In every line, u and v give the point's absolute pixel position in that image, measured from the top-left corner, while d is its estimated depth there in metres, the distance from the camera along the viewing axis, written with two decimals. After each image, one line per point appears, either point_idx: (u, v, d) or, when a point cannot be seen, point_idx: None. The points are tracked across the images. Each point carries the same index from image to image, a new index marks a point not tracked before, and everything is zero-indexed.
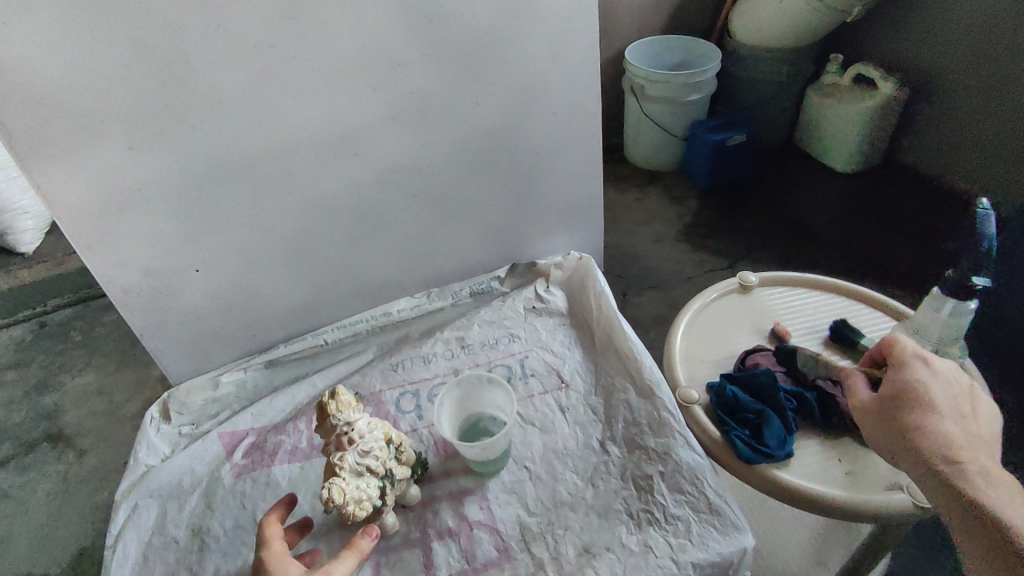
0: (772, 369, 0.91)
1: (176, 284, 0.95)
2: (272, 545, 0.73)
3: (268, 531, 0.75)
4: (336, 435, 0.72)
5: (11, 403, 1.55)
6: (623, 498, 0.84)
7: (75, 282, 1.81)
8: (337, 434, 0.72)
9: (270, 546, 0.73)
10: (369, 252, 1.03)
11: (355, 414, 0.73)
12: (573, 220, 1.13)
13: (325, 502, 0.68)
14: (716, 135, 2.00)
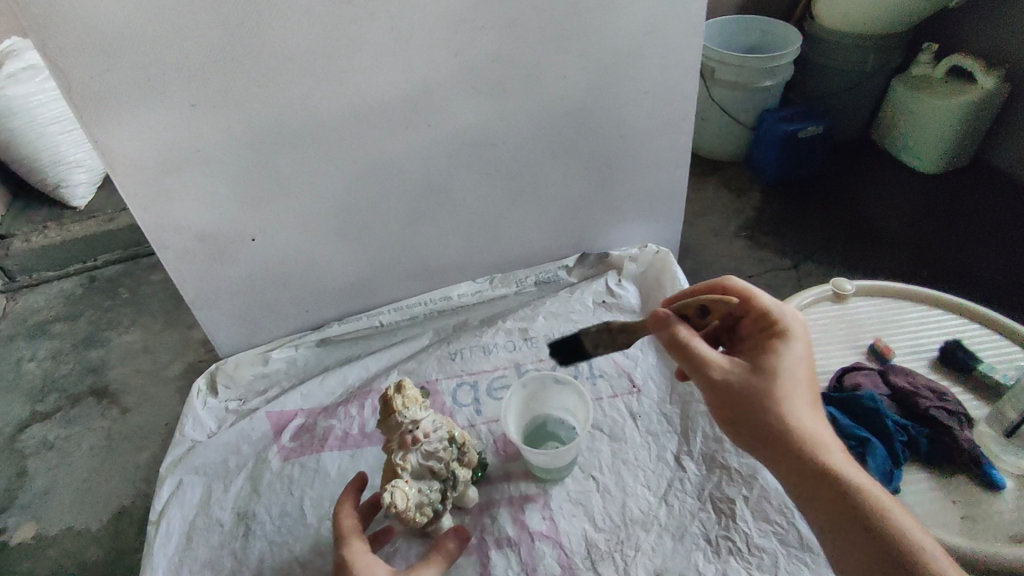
0: (875, 392, 0.81)
1: (231, 253, 0.90)
2: (353, 542, 0.68)
3: (345, 524, 0.70)
4: (399, 433, 0.69)
5: (59, 355, 1.55)
6: (700, 520, 0.77)
7: (126, 239, 1.76)
8: (401, 431, 0.69)
9: (352, 543, 0.68)
10: (432, 231, 0.96)
11: (420, 411, 0.70)
12: (651, 210, 1.04)
13: (387, 505, 0.63)
14: (789, 124, 1.80)
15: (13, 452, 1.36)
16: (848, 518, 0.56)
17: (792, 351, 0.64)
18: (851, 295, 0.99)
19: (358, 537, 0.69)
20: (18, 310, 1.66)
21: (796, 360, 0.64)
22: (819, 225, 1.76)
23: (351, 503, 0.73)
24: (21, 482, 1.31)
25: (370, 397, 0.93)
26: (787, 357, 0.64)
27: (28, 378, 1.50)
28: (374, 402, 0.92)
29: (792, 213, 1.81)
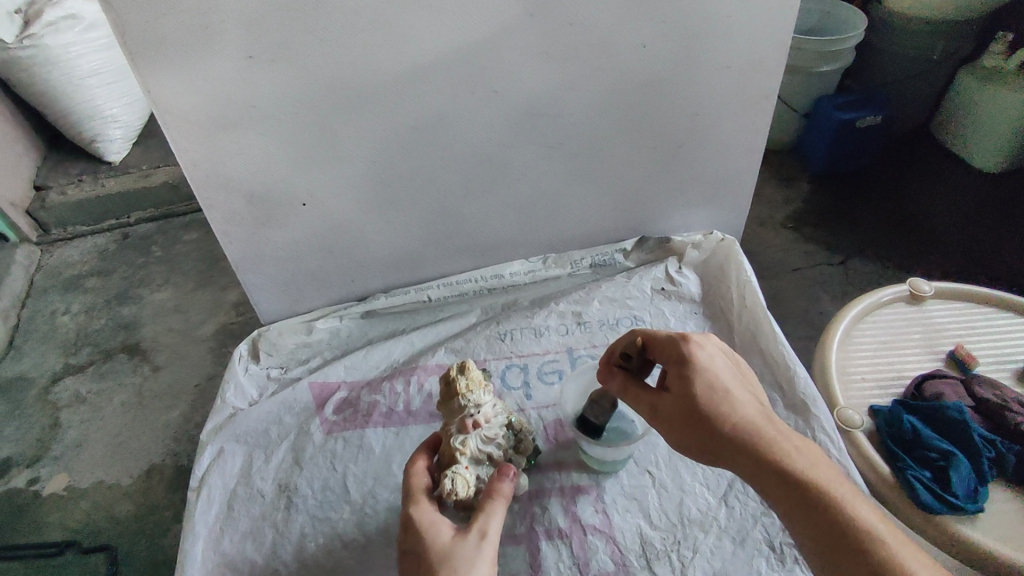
0: (962, 403, 0.77)
1: (279, 217, 0.87)
2: (420, 498, 0.62)
3: (415, 481, 0.64)
4: (461, 416, 0.66)
5: (92, 310, 1.54)
6: (762, 525, 0.73)
7: (162, 197, 1.74)
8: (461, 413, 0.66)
9: (417, 500, 0.62)
10: (486, 205, 0.92)
11: (484, 394, 0.67)
12: (718, 195, 0.99)
13: (448, 493, 0.61)
14: (844, 113, 1.58)
15: (47, 403, 1.36)
16: (833, 549, 0.51)
17: (711, 363, 0.60)
18: (928, 296, 0.93)
19: (426, 495, 0.63)
20: (53, 262, 1.66)
21: (712, 374, 0.59)
22: (867, 219, 1.58)
23: (421, 459, 0.66)
24: (54, 433, 1.31)
25: (415, 373, 0.90)
26: (710, 372, 0.59)
27: (62, 331, 1.50)
28: (420, 379, 0.89)
29: (841, 209, 1.62)
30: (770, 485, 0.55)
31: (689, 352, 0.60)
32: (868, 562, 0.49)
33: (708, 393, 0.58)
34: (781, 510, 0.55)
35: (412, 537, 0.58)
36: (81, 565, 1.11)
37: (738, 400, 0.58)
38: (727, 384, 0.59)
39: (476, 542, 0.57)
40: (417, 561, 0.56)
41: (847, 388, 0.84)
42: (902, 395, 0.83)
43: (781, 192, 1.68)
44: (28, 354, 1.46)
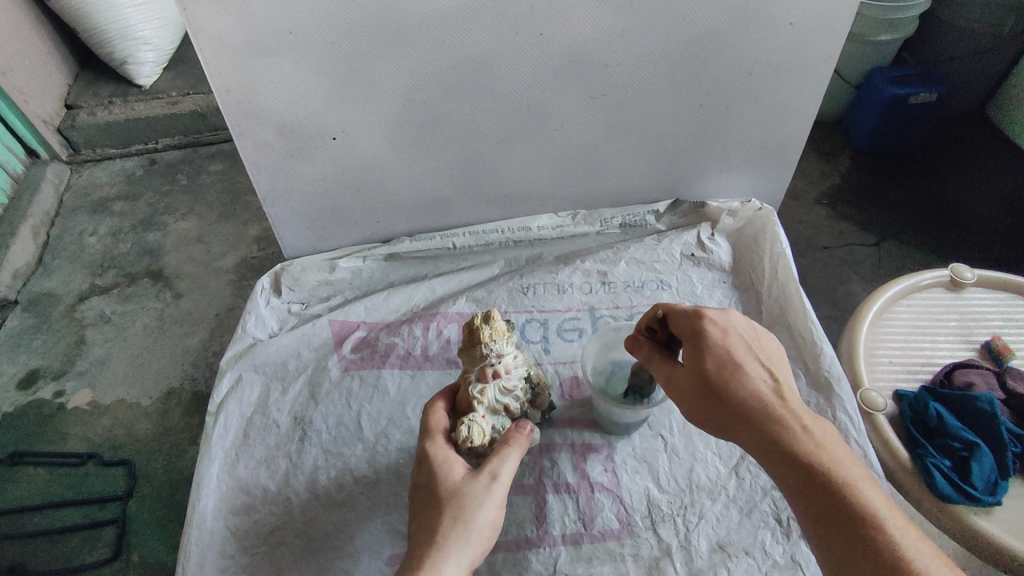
0: (992, 394, 0.75)
1: (310, 151, 0.85)
2: (437, 436, 0.62)
3: (433, 419, 0.64)
4: (482, 364, 0.65)
5: (118, 233, 1.56)
6: (771, 499, 0.72)
7: (189, 126, 1.72)
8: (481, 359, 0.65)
9: (435, 438, 0.62)
10: (520, 154, 0.89)
11: (506, 345, 0.66)
12: (759, 162, 0.95)
13: (463, 438, 0.61)
14: (899, 88, 1.48)
15: (73, 320, 1.39)
16: (833, 532, 0.48)
17: (726, 339, 0.58)
18: (970, 284, 0.90)
19: (443, 434, 0.63)
20: (82, 183, 1.67)
21: (727, 349, 0.57)
22: (906, 201, 1.52)
23: (441, 400, 0.66)
24: (79, 350, 1.34)
25: (435, 319, 0.89)
26: (725, 347, 0.57)
27: (89, 251, 1.52)
28: (439, 325, 0.89)
29: (880, 188, 1.55)
30: (776, 462, 0.52)
31: (704, 325, 0.58)
32: (867, 548, 0.46)
33: (721, 365, 0.56)
34: (786, 490, 0.52)
35: (425, 471, 0.59)
36: (101, 477, 1.16)
37: (751, 374, 0.55)
38: (742, 358, 0.56)
39: (485, 483, 0.57)
40: (427, 493, 0.57)
41: (873, 370, 0.83)
42: (929, 381, 0.82)
43: (820, 164, 1.62)
44: (56, 272, 1.48)
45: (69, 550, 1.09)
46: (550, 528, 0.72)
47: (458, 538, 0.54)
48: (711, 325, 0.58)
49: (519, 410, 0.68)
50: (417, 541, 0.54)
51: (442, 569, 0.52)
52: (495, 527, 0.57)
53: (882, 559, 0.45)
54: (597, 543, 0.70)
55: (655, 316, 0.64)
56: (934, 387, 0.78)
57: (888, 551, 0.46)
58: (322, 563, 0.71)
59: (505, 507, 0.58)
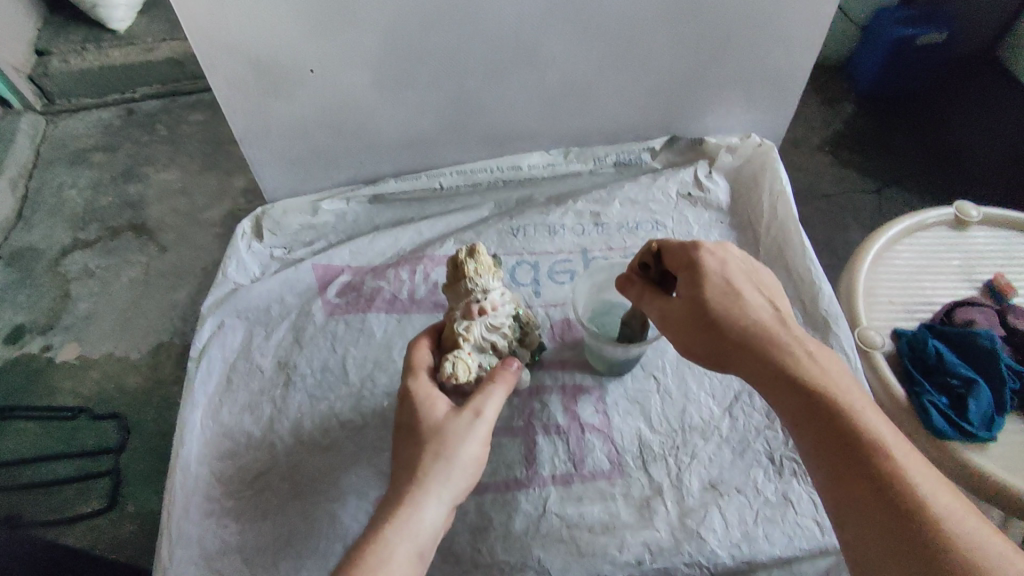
0: (993, 331, 0.74)
1: (287, 86, 0.80)
2: (421, 373, 0.60)
3: (417, 356, 0.62)
4: (467, 300, 0.63)
5: (98, 186, 1.49)
6: (764, 438, 0.71)
7: (166, 73, 1.64)
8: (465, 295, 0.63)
9: (419, 375, 0.60)
10: (509, 89, 0.84)
11: (491, 280, 0.64)
12: (760, 96, 0.90)
13: (448, 375, 0.60)
14: (904, 28, 1.42)
15: (57, 274, 1.35)
16: (833, 459, 0.46)
17: (723, 270, 0.55)
18: (974, 222, 0.87)
19: (426, 371, 0.61)
20: (58, 133, 1.59)
21: (725, 280, 0.55)
22: (910, 146, 1.46)
23: (425, 338, 0.65)
24: (64, 305, 1.31)
25: (422, 263, 0.86)
26: (722, 277, 0.55)
27: (69, 204, 1.46)
28: (426, 269, 0.86)
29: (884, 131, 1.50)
30: (775, 393, 0.50)
31: (701, 256, 0.56)
32: (869, 474, 0.44)
33: (717, 296, 0.54)
34: (786, 421, 0.50)
35: (407, 409, 0.58)
36: (93, 431, 1.15)
37: (749, 305, 0.53)
38: (739, 289, 0.54)
39: (469, 421, 0.56)
40: (408, 431, 0.56)
41: (871, 309, 0.81)
42: (928, 320, 0.80)
43: (822, 112, 1.53)
44: (37, 226, 1.43)
45: (65, 501, 1.09)
46: (539, 468, 0.71)
47: (440, 474, 0.53)
48: (708, 256, 0.56)
49: (505, 348, 0.67)
50: (398, 478, 0.54)
51: (422, 505, 0.52)
52: (479, 463, 0.56)
53: (883, 483, 0.44)
54: (587, 483, 0.69)
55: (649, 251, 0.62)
56: (933, 325, 0.76)
57: (890, 475, 0.44)
58: (310, 505, 0.70)
59: (489, 444, 0.57)
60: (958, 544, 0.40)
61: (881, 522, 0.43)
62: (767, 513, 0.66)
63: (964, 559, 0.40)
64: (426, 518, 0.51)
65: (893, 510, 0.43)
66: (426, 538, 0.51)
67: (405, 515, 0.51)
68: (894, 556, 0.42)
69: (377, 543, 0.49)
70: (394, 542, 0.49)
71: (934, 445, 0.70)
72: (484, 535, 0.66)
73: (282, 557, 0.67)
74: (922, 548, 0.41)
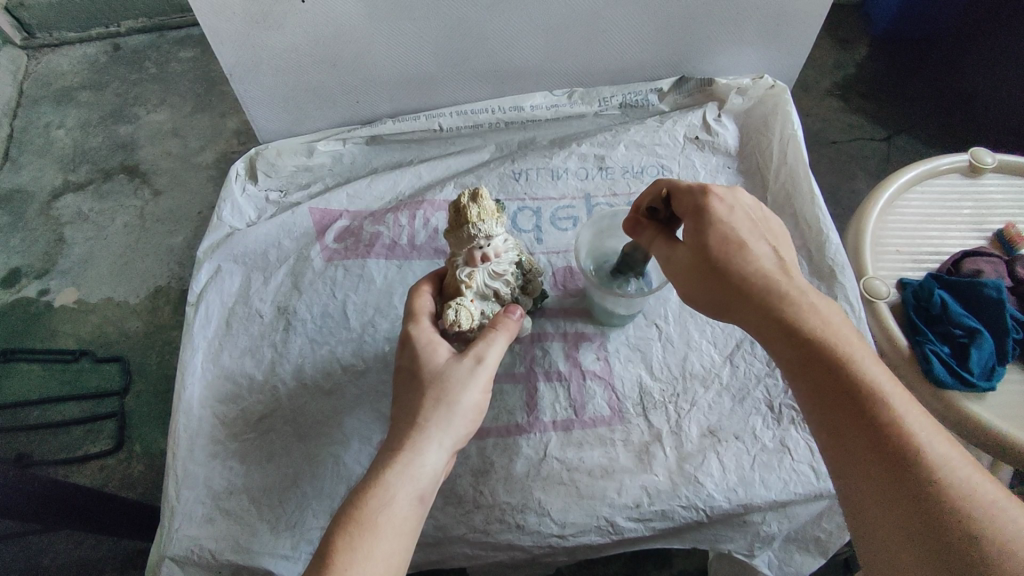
0: (1001, 281, 0.73)
1: (276, 16, 0.76)
2: (422, 319, 0.60)
3: (419, 303, 0.62)
4: (470, 247, 0.61)
5: (87, 126, 1.44)
6: (764, 386, 0.72)
7: (153, 7, 1.53)
8: (467, 243, 0.60)
9: (420, 321, 0.60)
10: (512, 21, 0.80)
11: (496, 226, 0.60)
12: (776, 34, 0.86)
13: (450, 322, 0.59)
14: None
15: (50, 218, 1.32)
16: (833, 409, 0.46)
17: (729, 217, 0.54)
18: (989, 169, 0.85)
19: (428, 318, 0.61)
20: (42, 70, 1.52)
21: (732, 227, 0.53)
22: (922, 94, 1.39)
23: (427, 284, 0.64)
24: (60, 248, 1.29)
25: (422, 208, 0.84)
26: (728, 225, 0.53)
27: (58, 145, 1.41)
28: (426, 214, 0.84)
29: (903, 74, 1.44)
30: (778, 342, 0.50)
31: (708, 202, 0.54)
32: (870, 423, 0.44)
33: (723, 243, 0.52)
34: (788, 371, 0.50)
35: (408, 354, 0.58)
36: (97, 373, 1.16)
37: (755, 253, 0.52)
38: (746, 237, 0.53)
39: (470, 367, 0.56)
40: (410, 376, 0.57)
41: (877, 259, 0.80)
42: (935, 270, 0.79)
43: (834, 54, 1.46)
44: (26, 167, 1.39)
45: (74, 440, 1.11)
46: (540, 414, 0.71)
47: (440, 420, 0.53)
48: (716, 202, 0.54)
49: (508, 297, 0.66)
50: (399, 424, 0.54)
51: (423, 450, 0.52)
52: (480, 410, 0.56)
53: (882, 432, 0.44)
54: (587, 429, 0.70)
55: (656, 196, 0.60)
56: (940, 275, 0.75)
57: (890, 425, 0.44)
58: (313, 449, 0.71)
59: (490, 391, 0.57)
60: (954, 493, 0.41)
61: (877, 471, 0.43)
62: (765, 459, 0.67)
63: (959, 505, 0.40)
64: (427, 463, 0.52)
65: (889, 458, 0.43)
66: (426, 483, 0.51)
67: (406, 461, 0.51)
68: (888, 502, 0.42)
69: (379, 487, 0.50)
70: (396, 486, 0.50)
71: (932, 393, 0.70)
72: (486, 478, 0.68)
73: (288, 497, 0.68)
74: (918, 496, 0.41)
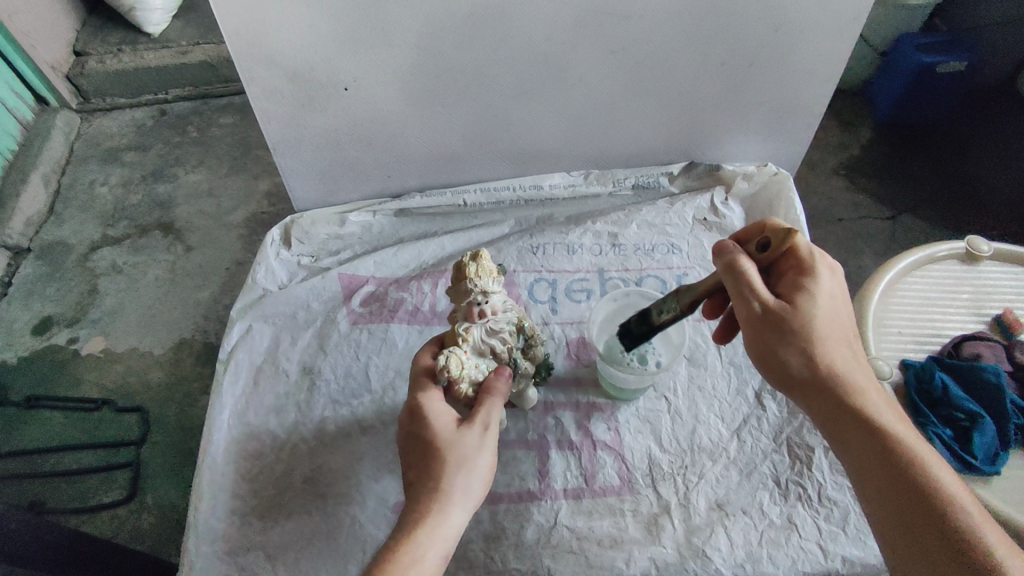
0: (999, 366, 0.76)
1: (322, 99, 0.84)
2: (425, 380, 0.63)
3: (423, 362, 0.65)
4: (467, 301, 0.65)
5: (127, 184, 1.53)
6: (772, 462, 0.73)
7: (199, 77, 1.66)
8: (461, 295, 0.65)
9: (426, 383, 0.63)
10: (534, 110, 0.88)
11: (492, 284, 0.65)
12: (779, 126, 0.93)
13: (441, 368, 0.62)
14: (927, 55, 1.37)
15: (86, 270, 1.39)
16: (894, 480, 0.51)
17: (830, 290, 0.58)
18: (986, 257, 0.89)
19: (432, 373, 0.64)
20: (92, 132, 1.63)
21: (830, 297, 0.58)
22: (922, 176, 1.44)
23: (430, 346, 0.68)
24: (92, 299, 1.35)
25: (444, 276, 0.90)
26: (829, 299, 0.58)
27: (100, 201, 1.50)
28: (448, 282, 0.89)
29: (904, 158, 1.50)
30: (844, 416, 0.55)
31: (816, 268, 0.58)
32: (928, 499, 0.49)
33: (823, 315, 0.57)
34: (849, 443, 0.55)
35: (417, 422, 0.60)
36: (115, 423, 1.19)
37: (840, 329, 0.58)
38: (838, 316, 0.58)
39: (476, 432, 0.59)
40: (420, 445, 0.59)
41: (881, 339, 0.83)
42: (937, 352, 0.82)
43: (838, 136, 1.52)
44: (68, 221, 1.47)
45: (87, 489, 1.13)
46: (551, 482, 0.73)
47: (460, 487, 0.56)
48: (824, 272, 0.59)
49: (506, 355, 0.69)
50: (415, 490, 0.57)
51: (448, 511, 0.55)
52: (493, 471, 0.59)
53: (940, 508, 0.49)
54: (597, 498, 0.72)
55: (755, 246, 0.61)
56: (941, 359, 0.78)
57: (943, 498, 0.49)
58: (330, 508, 0.73)
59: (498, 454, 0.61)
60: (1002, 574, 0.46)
61: (932, 543, 0.48)
62: (773, 536, 0.68)
63: None
64: (450, 525, 0.55)
65: (945, 534, 0.48)
66: (453, 540, 0.54)
67: (432, 525, 0.54)
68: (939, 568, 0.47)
69: (410, 543, 0.52)
70: (426, 545, 0.53)
71: None
72: (497, 544, 0.69)
73: (304, 555, 0.70)
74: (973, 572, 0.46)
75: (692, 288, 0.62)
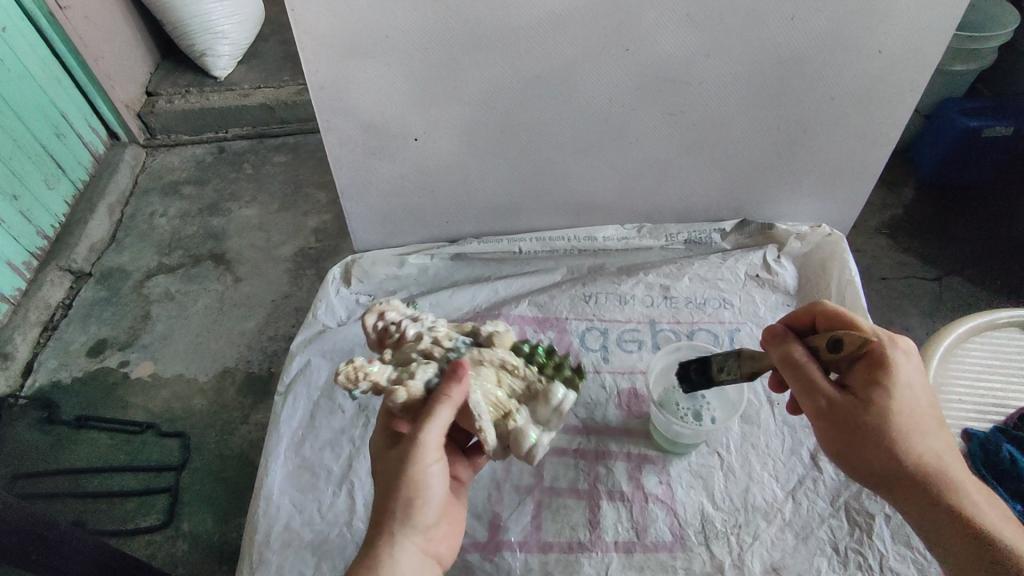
0: None
1: (391, 149, 0.88)
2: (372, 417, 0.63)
3: None
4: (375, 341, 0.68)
5: (185, 216, 1.60)
6: (829, 526, 0.72)
7: (257, 117, 1.75)
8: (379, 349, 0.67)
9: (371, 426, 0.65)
10: (591, 165, 0.91)
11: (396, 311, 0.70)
12: (831, 189, 0.95)
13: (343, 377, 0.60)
14: (972, 119, 1.38)
15: (141, 295, 1.44)
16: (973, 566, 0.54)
17: (907, 381, 0.58)
18: None
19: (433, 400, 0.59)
20: (155, 165, 1.72)
21: (907, 388, 0.58)
22: (966, 239, 1.43)
23: None
24: (144, 324, 1.40)
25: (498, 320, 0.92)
26: (906, 391, 0.58)
27: (158, 231, 1.57)
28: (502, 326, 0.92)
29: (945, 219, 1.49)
30: (922, 501, 0.57)
31: (890, 360, 0.59)
32: None
33: (897, 407, 0.58)
34: (929, 526, 0.57)
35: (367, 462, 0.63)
36: (158, 447, 1.21)
37: (920, 418, 0.58)
38: (916, 404, 0.58)
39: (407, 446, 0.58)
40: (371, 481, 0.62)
41: (942, 405, 0.82)
42: (1001, 422, 0.81)
43: (880, 195, 1.52)
44: (127, 248, 1.53)
45: (127, 512, 1.14)
46: (602, 533, 0.73)
47: (402, 507, 0.57)
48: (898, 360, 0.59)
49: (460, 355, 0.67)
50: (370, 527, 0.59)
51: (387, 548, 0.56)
52: (429, 488, 0.58)
53: None
54: (649, 553, 0.71)
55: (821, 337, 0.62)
56: (1005, 430, 0.78)
57: None
58: None
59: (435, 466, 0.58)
60: None
61: None
62: None
63: None
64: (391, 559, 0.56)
65: None
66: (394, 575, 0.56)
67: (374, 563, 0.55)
68: None
69: None
70: None
71: None
72: None
73: None
74: None
75: (755, 356, 0.65)
